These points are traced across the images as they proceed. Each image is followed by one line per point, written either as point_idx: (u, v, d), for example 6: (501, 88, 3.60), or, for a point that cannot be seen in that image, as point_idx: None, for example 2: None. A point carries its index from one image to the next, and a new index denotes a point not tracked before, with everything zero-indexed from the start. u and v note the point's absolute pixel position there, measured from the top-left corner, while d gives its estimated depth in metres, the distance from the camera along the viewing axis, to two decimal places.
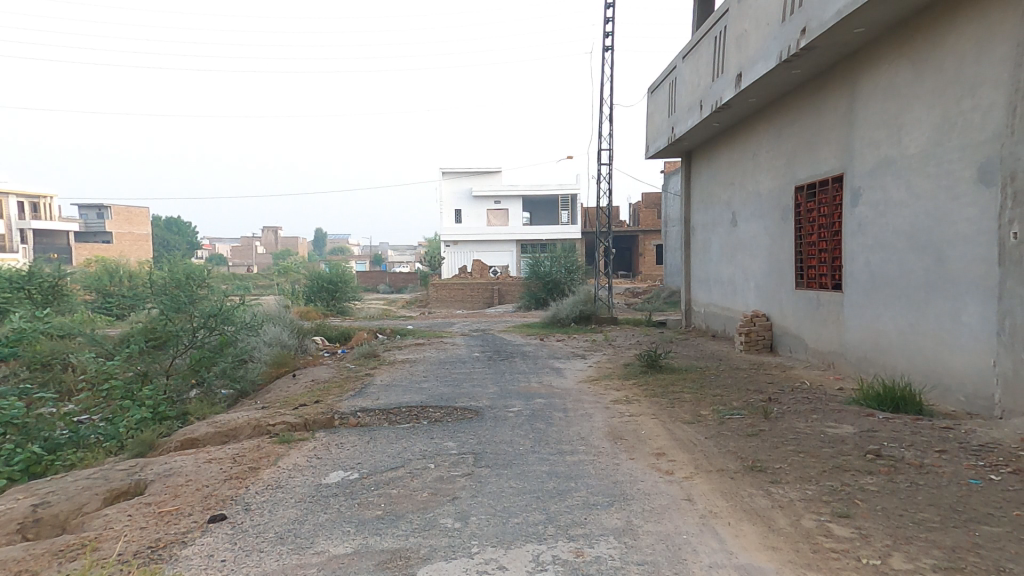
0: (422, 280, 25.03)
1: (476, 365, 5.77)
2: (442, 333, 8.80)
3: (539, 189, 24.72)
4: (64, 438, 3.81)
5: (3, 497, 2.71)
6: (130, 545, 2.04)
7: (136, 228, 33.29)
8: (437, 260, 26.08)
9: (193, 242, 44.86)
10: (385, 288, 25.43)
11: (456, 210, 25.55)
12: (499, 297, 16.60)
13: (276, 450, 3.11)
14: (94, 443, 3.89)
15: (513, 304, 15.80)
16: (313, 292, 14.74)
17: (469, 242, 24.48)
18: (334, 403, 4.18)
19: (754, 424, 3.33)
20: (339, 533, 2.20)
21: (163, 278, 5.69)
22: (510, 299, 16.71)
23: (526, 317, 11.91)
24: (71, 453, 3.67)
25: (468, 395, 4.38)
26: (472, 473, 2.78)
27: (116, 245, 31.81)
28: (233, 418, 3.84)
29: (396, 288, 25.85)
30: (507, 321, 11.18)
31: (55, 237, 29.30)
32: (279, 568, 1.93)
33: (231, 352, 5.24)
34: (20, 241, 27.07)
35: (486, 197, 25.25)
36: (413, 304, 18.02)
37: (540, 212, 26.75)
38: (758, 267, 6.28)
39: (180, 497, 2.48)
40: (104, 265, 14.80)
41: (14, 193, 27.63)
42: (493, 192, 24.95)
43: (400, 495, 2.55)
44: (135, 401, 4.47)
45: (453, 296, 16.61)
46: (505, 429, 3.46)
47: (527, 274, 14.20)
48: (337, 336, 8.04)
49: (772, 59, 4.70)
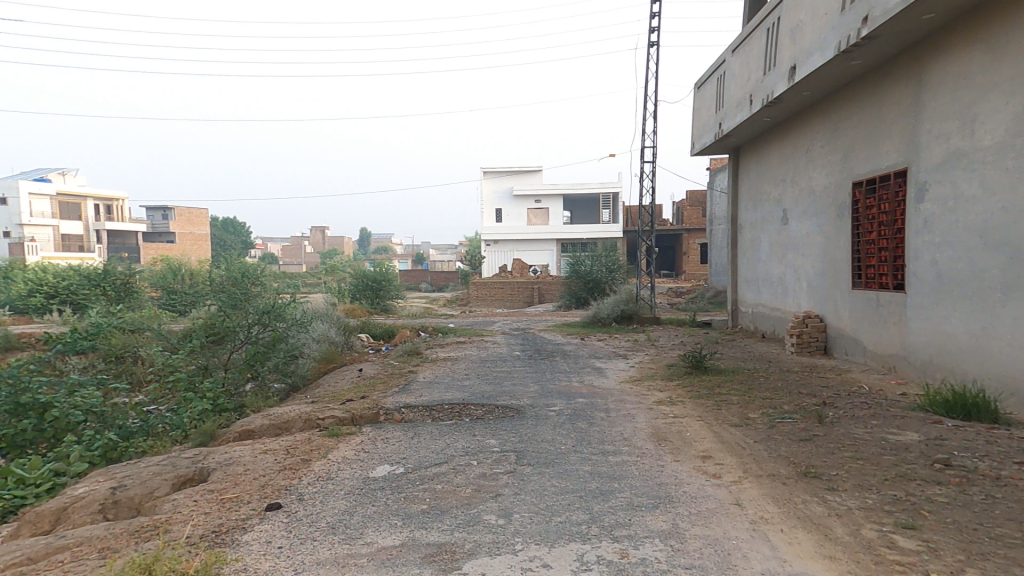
0: (462, 279, 25.36)
1: (516, 364, 5.80)
2: (482, 332, 8.88)
3: (580, 187, 24.66)
4: (136, 427, 4.06)
5: (85, 480, 2.90)
6: (198, 528, 2.16)
7: (195, 228, 34.94)
8: (476, 260, 26.43)
9: (247, 242, 47.02)
10: (426, 287, 25.87)
11: (496, 209, 25.75)
12: (539, 296, 16.60)
13: (326, 444, 3.23)
14: (162, 431, 4.13)
15: (553, 304, 15.75)
16: (357, 290, 15.12)
17: (508, 241, 24.48)
18: (379, 399, 4.30)
19: (808, 428, 3.22)
20: (386, 526, 2.27)
21: (221, 276, 5.97)
22: (550, 298, 16.69)
23: (567, 316, 11.89)
24: (142, 440, 3.88)
25: (508, 393, 4.41)
26: (514, 471, 2.81)
27: (178, 245, 33.61)
28: (284, 411, 3.99)
29: (437, 287, 26.20)
30: (547, 320, 11.20)
31: (125, 237, 31.25)
32: (332, 557, 2.01)
33: (282, 348, 5.45)
34: (94, 243, 29.25)
35: (526, 196, 25.31)
36: (454, 303, 18.24)
37: (580, 211, 26.65)
38: (811, 266, 6.07)
39: (240, 485, 2.61)
40: (170, 262, 15.66)
41: (93, 198, 29.65)
42: (533, 191, 25.01)
43: (444, 491, 2.60)
44: (197, 392, 4.72)
45: (494, 294, 16.62)
46: (546, 428, 3.47)
47: (567, 272, 14.07)
48: (382, 333, 8.25)
49: (829, 50, 4.53)
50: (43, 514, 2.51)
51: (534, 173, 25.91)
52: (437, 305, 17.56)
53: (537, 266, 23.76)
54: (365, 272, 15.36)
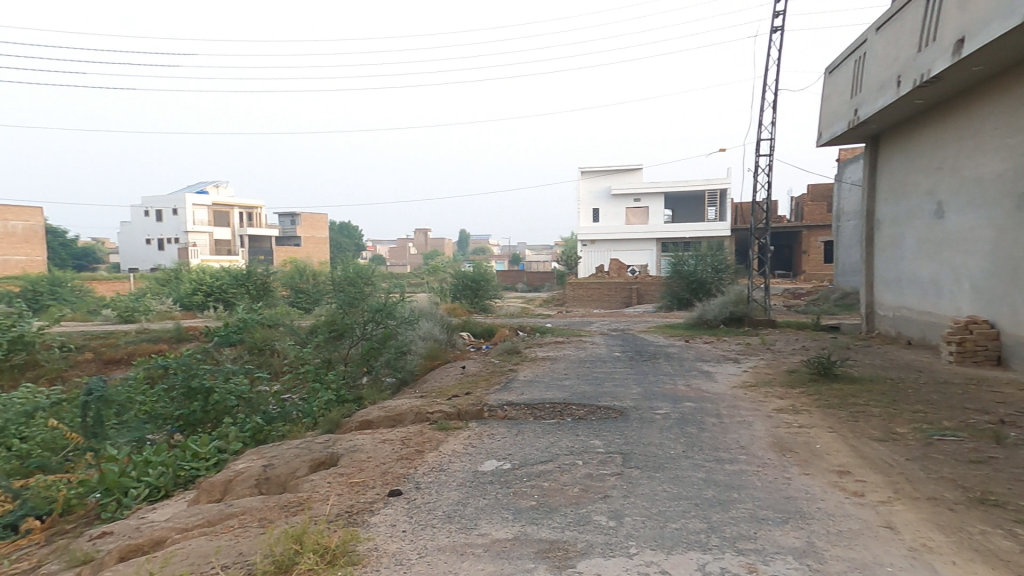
0: (558, 280, 25.51)
1: (617, 365, 5.71)
2: (579, 332, 8.89)
3: (684, 185, 23.81)
4: (276, 412, 4.52)
5: (241, 458, 3.27)
6: (334, 507, 2.36)
7: (317, 232, 38.17)
8: (572, 260, 26.48)
9: (360, 245, 50.49)
10: (522, 287, 26.36)
11: (593, 210, 25.56)
12: (637, 297, 16.25)
13: (437, 436, 3.38)
14: (295, 417, 4.54)
15: (653, 305, 15.32)
16: (457, 290, 15.72)
17: (606, 241, 24.10)
18: (482, 395, 4.42)
19: (974, 449, 2.85)
20: (498, 518, 2.32)
21: (337, 276, 6.46)
22: (648, 300, 16.25)
23: (669, 317, 11.55)
24: (283, 424, 4.32)
25: (609, 395, 4.35)
26: (622, 473, 2.76)
27: (303, 248, 36.94)
28: (397, 404, 4.24)
29: (532, 287, 26.58)
30: (648, 320, 10.94)
31: (262, 241, 34.70)
32: (450, 544, 2.10)
33: (393, 344, 5.78)
34: (239, 246, 33.12)
35: (625, 196, 24.93)
36: (550, 303, 18.41)
37: (682, 209, 25.67)
38: (976, 265, 5.40)
39: (365, 470, 2.81)
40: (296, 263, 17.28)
41: (237, 206, 33.53)
42: (633, 189, 24.53)
43: (552, 488, 2.62)
44: (323, 383, 5.16)
45: (590, 295, 16.46)
46: (653, 432, 3.37)
47: (668, 273, 13.55)
48: (482, 332, 8.50)
49: (1011, 17, 3.94)
50: (213, 484, 2.85)
51: (634, 172, 25.42)
52: (533, 304, 17.80)
53: (635, 267, 23.28)
54: (465, 272, 15.93)
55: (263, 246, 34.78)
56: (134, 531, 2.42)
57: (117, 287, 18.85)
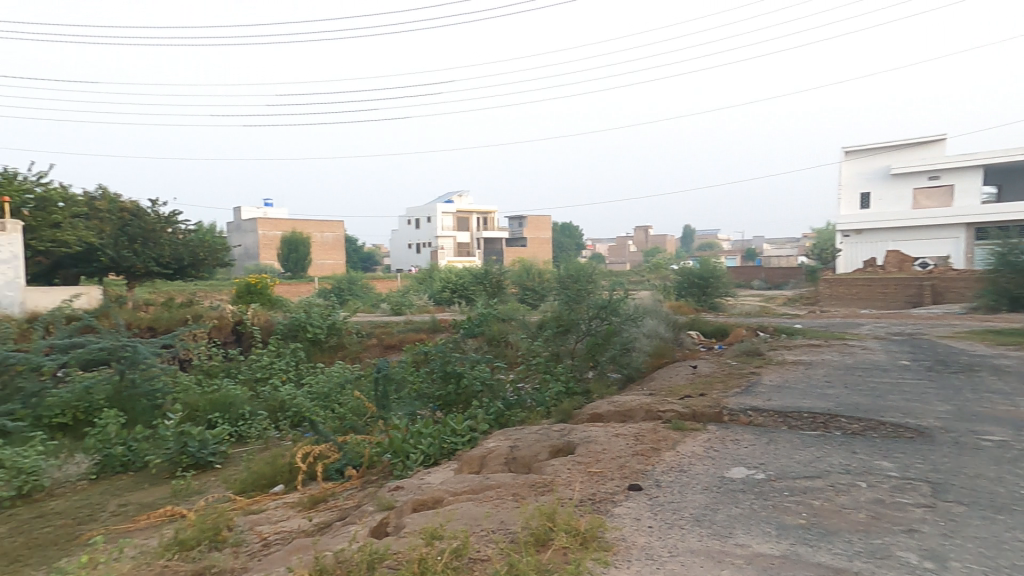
0: (809, 275, 22.35)
1: (903, 376, 4.61)
2: (842, 335, 7.50)
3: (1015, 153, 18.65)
4: (515, 401, 4.89)
5: (494, 436, 3.59)
6: (577, 493, 2.34)
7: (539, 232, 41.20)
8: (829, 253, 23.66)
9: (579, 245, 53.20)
10: (759, 284, 24.14)
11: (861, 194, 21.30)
12: (933, 296, 13.47)
13: (672, 436, 3.14)
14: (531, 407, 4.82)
15: (958, 305, 12.39)
16: (682, 288, 15.25)
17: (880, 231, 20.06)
18: (720, 398, 4.00)
19: None
20: (759, 531, 1.99)
21: (560, 275, 6.82)
22: (950, 298, 13.35)
23: (983, 321, 9.04)
24: (522, 412, 4.66)
25: (898, 411, 3.50)
26: (931, 506, 2.13)
27: (530, 250, 40.43)
28: (626, 400, 4.12)
29: (771, 284, 24.19)
30: (948, 325, 8.74)
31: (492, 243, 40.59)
32: (705, 549, 1.86)
33: (616, 341, 5.80)
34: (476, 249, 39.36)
35: (914, 173, 20.11)
36: (796, 301, 16.74)
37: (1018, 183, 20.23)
38: None
39: (601, 461, 2.74)
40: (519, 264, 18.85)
41: (473, 212, 40.34)
42: (929, 164, 19.73)
43: (825, 508, 2.16)
44: (555, 375, 5.40)
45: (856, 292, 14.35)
46: (975, 463, 2.56)
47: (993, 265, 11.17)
48: (712, 331, 7.96)
49: None
50: (472, 459, 3.14)
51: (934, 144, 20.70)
52: (769, 304, 15.94)
53: (928, 260, 18.96)
54: (689, 269, 15.35)
55: (495, 247, 40.41)
56: (418, 489, 2.88)
57: (389, 286, 24.28)
